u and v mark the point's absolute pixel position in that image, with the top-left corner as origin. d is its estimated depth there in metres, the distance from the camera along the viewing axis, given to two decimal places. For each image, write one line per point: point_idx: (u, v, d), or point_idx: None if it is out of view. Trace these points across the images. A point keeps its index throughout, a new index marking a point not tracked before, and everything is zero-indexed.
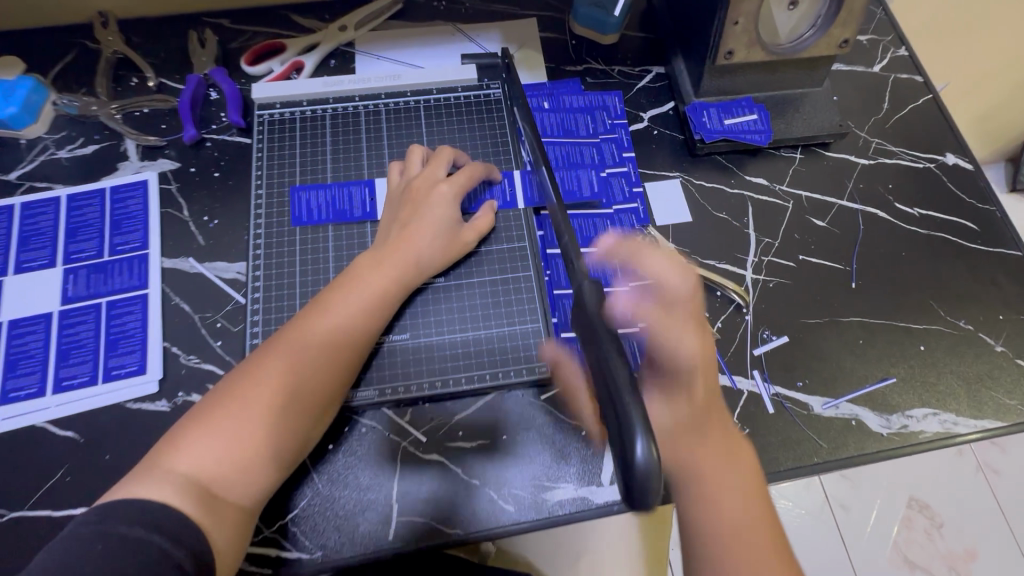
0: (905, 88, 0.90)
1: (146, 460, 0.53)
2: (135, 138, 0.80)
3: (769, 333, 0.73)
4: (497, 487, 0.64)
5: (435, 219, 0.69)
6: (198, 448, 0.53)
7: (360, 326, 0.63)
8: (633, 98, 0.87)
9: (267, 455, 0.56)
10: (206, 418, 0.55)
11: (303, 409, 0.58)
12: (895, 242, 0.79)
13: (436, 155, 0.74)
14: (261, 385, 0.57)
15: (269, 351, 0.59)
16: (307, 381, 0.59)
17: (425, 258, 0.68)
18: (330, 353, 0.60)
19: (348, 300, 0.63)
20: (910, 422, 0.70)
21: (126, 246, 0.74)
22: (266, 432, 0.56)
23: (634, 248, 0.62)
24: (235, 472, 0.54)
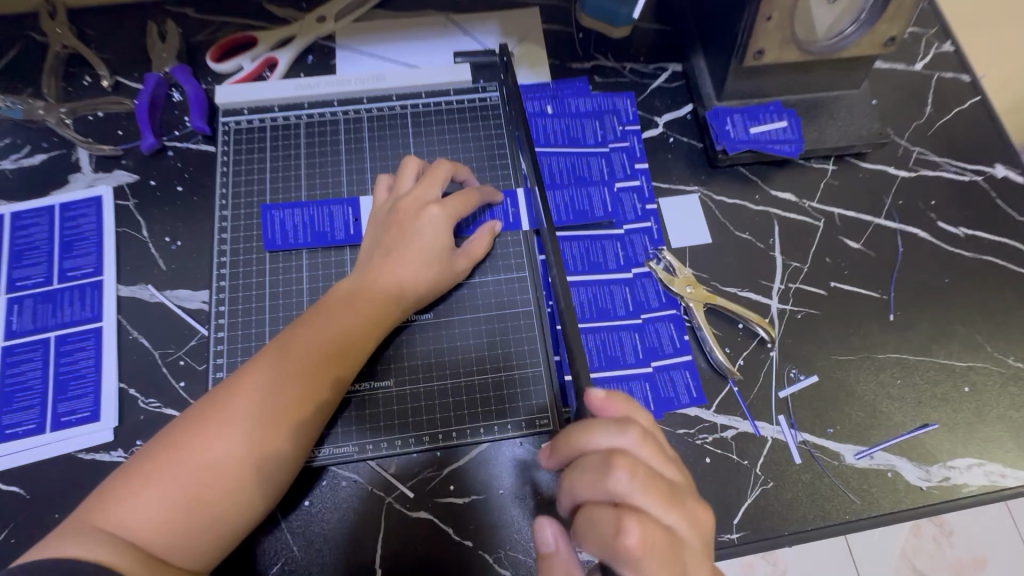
0: (951, 89, 0.80)
1: (80, 514, 0.45)
2: (88, 146, 0.71)
3: (796, 372, 0.66)
4: (492, 549, 0.58)
5: (427, 243, 0.60)
6: (141, 502, 0.45)
7: (340, 362, 0.55)
8: (646, 100, 0.78)
9: (220, 513, 0.48)
10: (152, 466, 0.47)
11: (268, 460, 0.50)
12: (937, 267, 0.71)
13: (432, 170, 0.64)
14: (219, 430, 0.49)
15: (232, 389, 0.51)
16: (274, 428, 0.50)
17: (412, 284, 0.60)
18: (303, 394, 0.52)
19: (326, 332, 0.55)
20: (952, 473, 0.63)
21: (78, 271, 0.66)
22: (221, 487, 0.47)
23: (624, 401, 0.48)
24: (179, 533, 0.46)
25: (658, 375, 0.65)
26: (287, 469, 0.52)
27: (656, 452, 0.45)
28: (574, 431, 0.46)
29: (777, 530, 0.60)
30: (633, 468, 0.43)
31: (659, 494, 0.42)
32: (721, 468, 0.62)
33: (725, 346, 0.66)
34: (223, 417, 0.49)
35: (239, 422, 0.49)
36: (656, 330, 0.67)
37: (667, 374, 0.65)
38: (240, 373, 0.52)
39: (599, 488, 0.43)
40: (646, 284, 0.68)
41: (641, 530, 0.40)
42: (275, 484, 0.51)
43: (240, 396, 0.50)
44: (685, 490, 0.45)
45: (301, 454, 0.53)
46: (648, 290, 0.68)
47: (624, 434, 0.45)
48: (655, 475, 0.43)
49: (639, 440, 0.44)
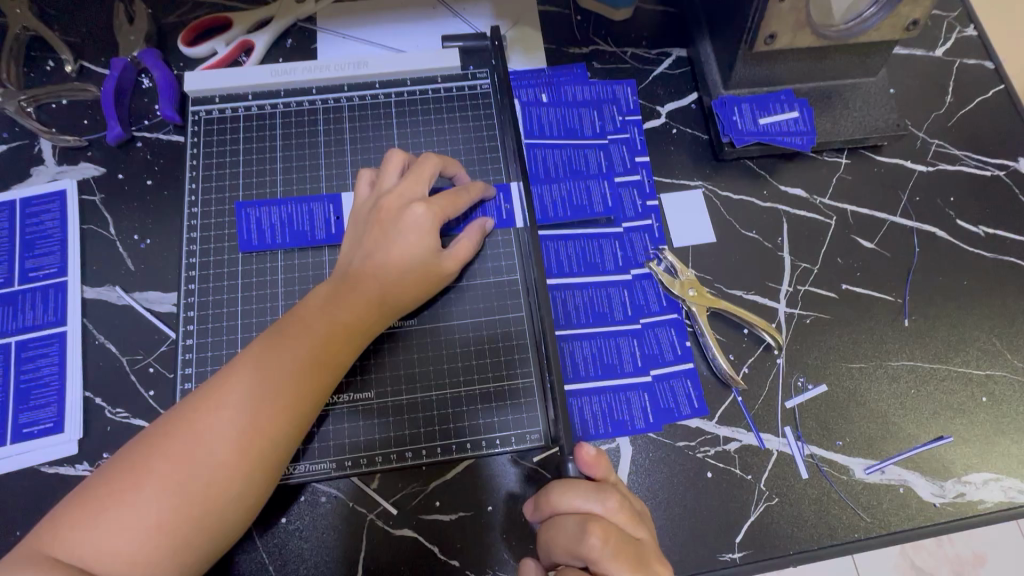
0: (973, 77, 0.75)
1: (36, 540, 0.42)
2: (50, 137, 0.66)
3: (804, 381, 0.62)
4: (480, 569, 0.55)
5: (411, 244, 0.56)
6: (100, 529, 0.42)
7: (317, 373, 0.50)
8: (648, 88, 0.73)
9: (185, 540, 0.44)
10: (110, 489, 0.43)
11: (237, 482, 0.46)
12: (956, 269, 0.67)
13: (418, 165, 0.59)
14: (183, 450, 0.45)
15: (199, 403, 0.47)
16: (244, 446, 0.46)
17: (396, 288, 0.55)
18: (275, 409, 0.48)
19: (302, 340, 0.51)
20: (968, 489, 0.59)
21: (40, 272, 0.62)
22: (185, 512, 0.44)
23: (606, 462, 0.47)
24: (139, 564, 0.42)
25: (658, 384, 0.61)
26: (259, 490, 0.47)
27: (631, 516, 0.44)
28: (552, 490, 0.46)
29: (782, 549, 0.57)
30: (606, 533, 0.42)
31: (628, 558, 0.42)
32: (723, 484, 0.58)
33: (728, 353, 0.62)
34: (188, 435, 0.45)
35: (205, 441, 0.45)
36: (655, 336, 0.63)
37: (667, 383, 0.61)
38: (208, 386, 0.48)
39: (572, 551, 0.43)
40: (646, 287, 0.64)
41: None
42: (247, 506, 0.47)
43: (207, 411, 0.46)
44: (652, 552, 0.43)
45: (275, 473, 0.48)
46: (648, 294, 0.64)
47: (600, 501, 0.44)
48: (627, 540, 0.43)
49: (617, 506, 0.44)
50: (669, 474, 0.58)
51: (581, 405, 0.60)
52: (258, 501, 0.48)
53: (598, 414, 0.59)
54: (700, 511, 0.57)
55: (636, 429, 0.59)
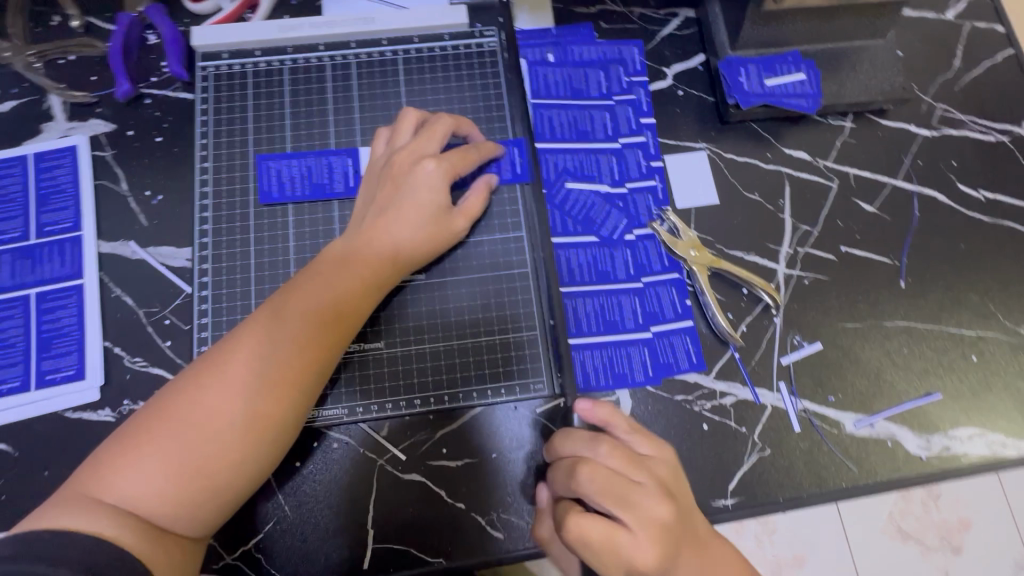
0: (983, 41, 0.75)
1: (75, 483, 0.44)
2: (60, 93, 0.67)
3: (800, 339, 0.64)
4: (484, 511, 0.58)
5: (422, 201, 0.57)
6: (133, 470, 0.44)
7: (337, 327, 0.52)
8: (655, 49, 0.72)
9: (221, 482, 0.46)
10: (145, 436, 0.45)
11: (267, 429, 0.48)
12: (954, 232, 0.68)
13: (432, 123, 0.60)
14: (212, 397, 0.46)
15: (227, 355, 0.48)
16: (273, 395, 0.48)
17: (409, 245, 0.57)
18: (301, 360, 0.50)
19: (324, 297, 0.52)
20: (953, 443, 0.62)
21: (56, 226, 0.63)
22: (220, 455, 0.46)
23: (607, 411, 0.51)
24: (176, 500, 0.44)
25: (658, 340, 0.63)
26: (286, 437, 0.49)
27: (626, 460, 0.47)
28: (556, 439, 0.52)
29: (772, 497, 0.59)
30: (588, 474, 0.46)
31: (612, 497, 0.45)
32: (717, 435, 0.61)
33: (727, 311, 0.64)
34: (215, 384, 0.47)
35: (236, 390, 0.47)
36: (656, 295, 0.64)
37: (667, 339, 0.63)
38: (233, 339, 0.50)
39: (566, 490, 0.48)
40: (649, 247, 0.66)
41: (581, 526, 0.45)
42: (276, 452, 0.49)
43: (236, 362, 0.48)
44: (649, 495, 0.45)
45: (301, 421, 0.51)
46: (651, 253, 0.65)
47: (593, 447, 0.48)
48: (617, 481, 0.45)
49: (606, 450, 0.47)
50: (666, 426, 0.60)
51: (583, 358, 0.62)
52: (284, 448, 0.50)
53: (599, 367, 0.62)
54: (695, 461, 0.60)
55: (636, 381, 0.61)
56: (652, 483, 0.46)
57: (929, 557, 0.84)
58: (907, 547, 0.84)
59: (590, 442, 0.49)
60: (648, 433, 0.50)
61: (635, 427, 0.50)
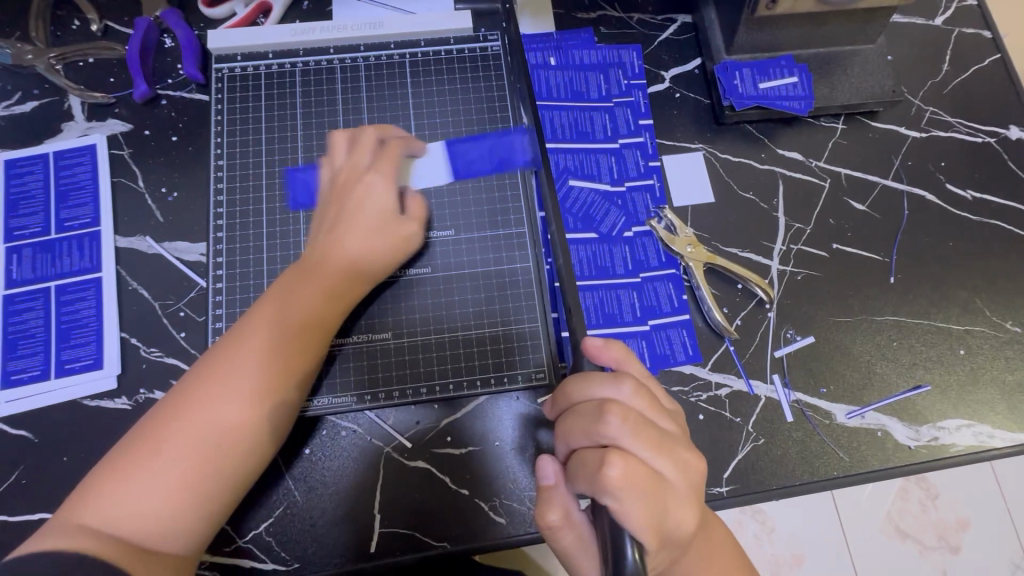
0: (971, 46, 0.77)
1: (64, 511, 0.46)
2: (79, 94, 0.69)
3: (793, 333, 0.66)
4: (488, 497, 0.60)
5: (365, 212, 0.59)
6: (119, 496, 0.46)
7: (303, 341, 0.54)
8: (653, 53, 0.75)
9: (201, 497, 0.48)
10: (126, 465, 0.47)
11: (241, 442, 0.50)
12: (942, 230, 0.70)
13: (361, 137, 0.62)
14: (188, 421, 0.48)
15: (198, 377, 0.50)
16: (245, 410, 0.50)
17: (376, 259, 0.59)
18: (269, 374, 0.52)
19: (286, 316, 0.54)
20: (942, 434, 0.64)
21: (75, 221, 0.66)
22: (197, 472, 0.48)
23: (619, 350, 0.51)
24: (165, 519, 0.46)
25: (655, 333, 0.65)
26: (265, 449, 0.52)
27: (652, 405, 0.47)
28: (571, 382, 0.49)
29: (766, 484, 0.61)
30: (624, 414, 0.45)
31: (650, 440, 0.45)
32: (713, 425, 0.63)
33: (723, 306, 0.66)
34: (191, 408, 0.49)
35: (209, 409, 0.49)
36: (654, 290, 0.66)
37: (664, 333, 0.65)
38: (203, 361, 0.52)
39: (592, 432, 0.45)
40: (646, 243, 0.68)
41: (627, 465, 0.43)
42: (254, 463, 0.51)
43: (209, 384, 0.50)
44: (677, 442, 0.47)
45: (278, 432, 0.53)
46: (649, 249, 0.68)
47: (620, 387, 0.47)
48: (648, 425, 0.46)
49: (633, 392, 0.47)
50: None
51: None
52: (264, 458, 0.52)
53: None
54: None
55: None
56: (675, 432, 0.48)
57: (927, 556, 0.86)
58: (905, 547, 0.86)
59: (613, 383, 0.47)
60: (651, 382, 0.52)
61: (641, 374, 0.51)
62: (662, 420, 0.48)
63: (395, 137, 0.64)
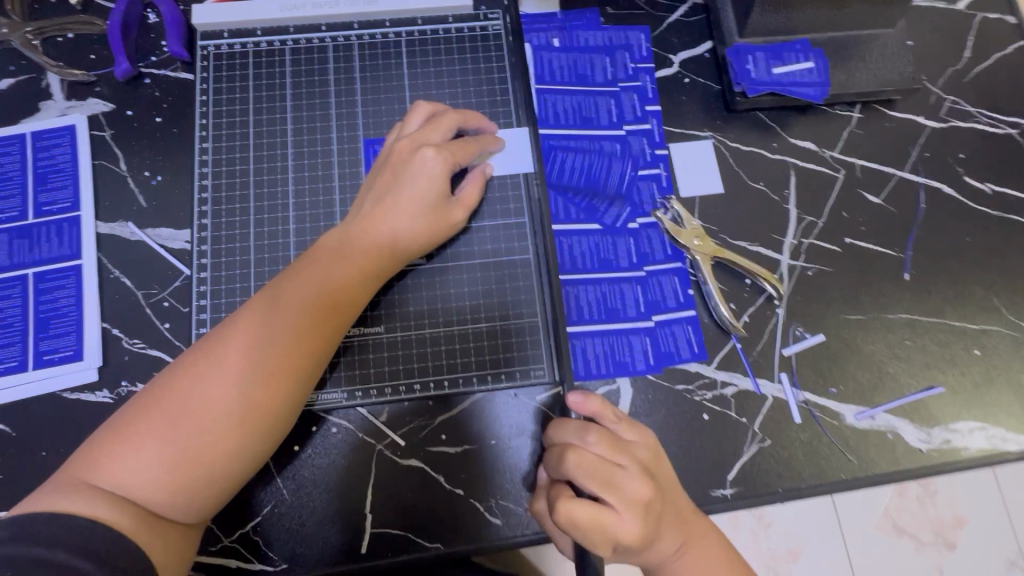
0: (994, 32, 0.74)
1: (71, 467, 0.44)
2: (58, 71, 0.66)
3: (802, 331, 0.63)
4: (482, 497, 0.58)
5: (423, 190, 0.56)
6: (130, 458, 0.43)
7: (332, 318, 0.52)
8: (662, 36, 0.71)
9: (215, 472, 0.46)
10: (142, 423, 0.45)
11: (263, 418, 0.47)
12: (959, 225, 0.67)
13: (440, 116, 0.60)
14: (211, 385, 0.46)
15: (224, 344, 0.48)
16: (271, 385, 0.48)
17: (409, 234, 0.56)
18: (298, 350, 0.49)
19: (320, 284, 0.52)
20: (954, 437, 0.62)
21: (54, 205, 0.63)
22: (213, 446, 0.45)
23: (597, 400, 0.51)
24: (176, 487, 0.44)
25: (660, 329, 0.62)
26: (284, 424, 0.50)
27: (612, 446, 0.47)
28: (549, 427, 0.52)
29: (771, 487, 0.59)
30: (576, 458, 0.46)
31: (597, 479, 0.45)
32: (718, 425, 0.60)
33: (730, 302, 0.64)
34: (214, 371, 0.46)
35: (232, 380, 0.46)
36: (659, 284, 0.64)
37: (669, 329, 0.62)
38: (230, 325, 0.49)
39: (556, 474, 0.48)
40: (652, 235, 0.65)
41: (571, 506, 0.45)
42: (271, 440, 0.49)
43: (232, 352, 0.47)
44: (633, 476, 0.46)
45: (297, 408, 0.50)
46: (654, 241, 0.65)
47: (583, 433, 0.49)
48: (604, 466, 0.46)
49: (595, 437, 0.48)
50: (667, 415, 0.60)
51: (585, 346, 0.61)
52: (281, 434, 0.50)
53: (600, 355, 0.61)
54: (694, 451, 0.59)
55: (636, 370, 0.61)
56: (636, 466, 0.47)
57: (923, 552, 0.84)
58: (902, 542, 0.84)
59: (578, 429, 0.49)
60: (631, 421, 0.52)
61: (616, 416, 0.51)
62: (627, 458, 0.47)
63: (477, 128, 0.62)
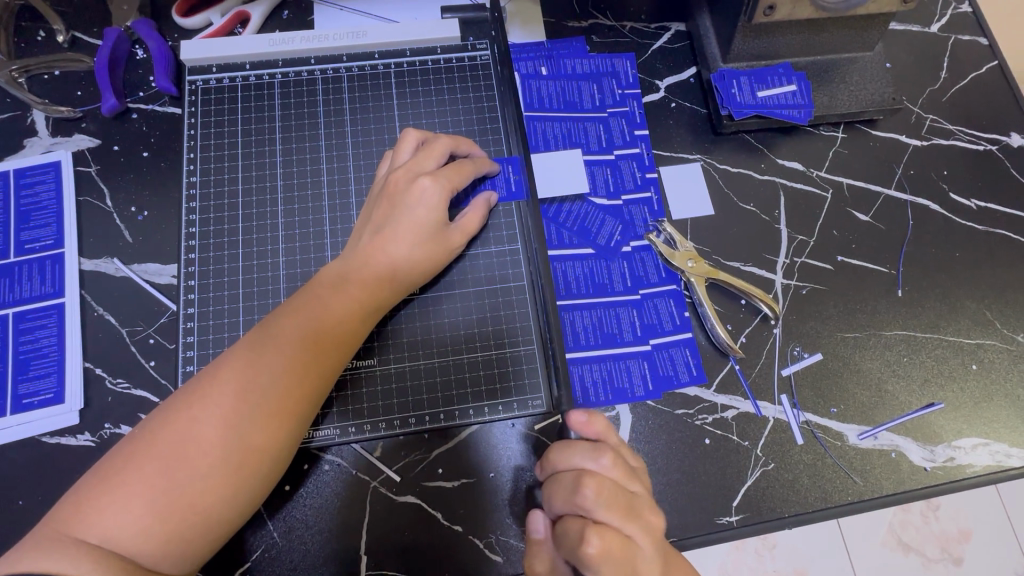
0: (967, 53, 0.76)
1: (54, 520, 0.41)
2: (43, 108, 0.65)
3: (800, 350, 0.63)
4: (482, 534, 0.56)
5: (422, 219, 0.56)
6: (121, 506, 0.42)
7: (330, 353, 0.51)
8: (647, 62, 0.73)
9: (208, 518, 0.44)
10: (134, 469, 0.43)
11: (261, 460, 0.46)
12: (949, 241, 0.68)
13: (431, 144, 0.59)
14: (208, 426, 0.45)
15: (219, 382, 0.46)
16: (269, 426, 0.47)
17: (409, 264, 0.56)
18: (297, 389, 0.48)
19: (320, 319, 0.51)
20: (958, 454, 0.61)
21: (36, 243, 0.61)
22: (207, 491, 0.44)
23: (602, 422, 0.48)
24: (171, 536, 0.42)
25: (657, 353, 0.62)
26: (280, 466, 0.48)
27: (627, 472, 0.45)
28: (552, 450, 0.47)
29: (777, 513, 0.58)
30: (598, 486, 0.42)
31: (620, 506, 0.43)
32: (721, 450, 0.59)
33: (726, 323, 0.63)
34: (211, 412, 0.45)
35: (229, 422, 0.45)
36: (655, 307, 0.63)
37: (667, 352, 0.62)
38: (225, 362, 0.48)
39: (571, 503, 0.43)
40: (645, 258, 0.65)
41: (601, 538, 0.41)
42: (267, 484, 0.48)
43: (229, 391, 0.46)
44: (646, 503, 0.45)
45: (294, 448, 0.49)
46: (648, 264, 0.65)
47: (598, 457, 0.45)
48: (624, 493, 0.44)
49: (611, 462, 0.45)
50: (668, 441, 0.59)
51: (582, 372, 0.60)
52: (277, 476, 0.49)
53: (598, 381, 0.60)
54: (698, 478, 0.58)
55: (636, 396, 0.60)
56: (646, 494, 0.45)
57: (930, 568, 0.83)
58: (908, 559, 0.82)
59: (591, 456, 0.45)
60: (625, 448, 0.50)
61: (619, 443, 0.50)
62: (637, 486, 0.45)
63: (468, 154, 0.62)
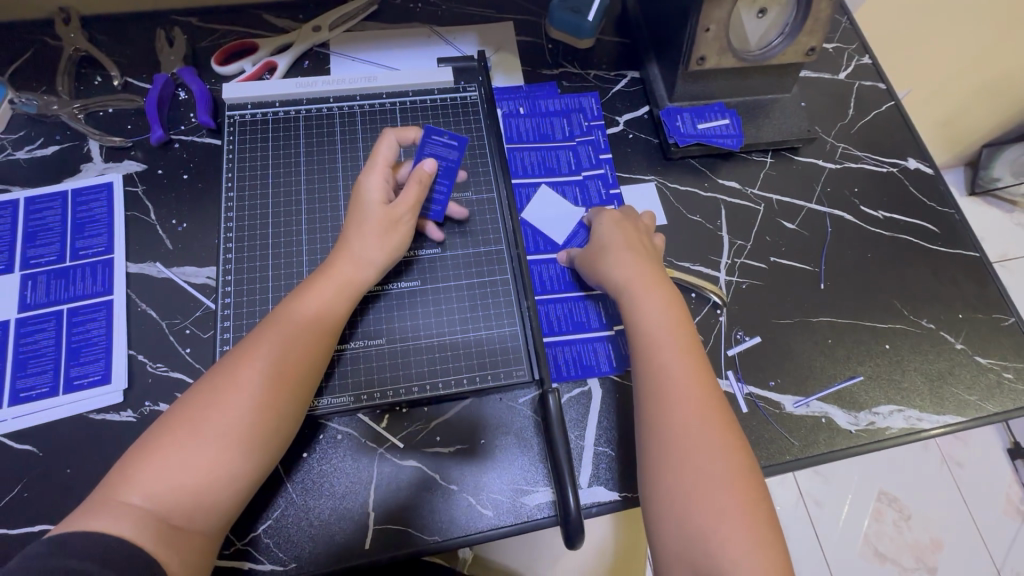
0: (870, 95, 0.93)
1: (104, 487, 0.49)
2: (99, 138, 0.77)
3: (742, 334, 0.75)
4: (473, 492, 0.64)
5: (366, 202, 0.67)
6: (157, 470, 0.50)
7: (319, 329, 0.60)
8: (609, 102, 0.88)
9: (229, 475, 0.52)
10: (167, 440, 0.51)
11: (268, 423, 0.54)
12: (861, 244, 0.82)
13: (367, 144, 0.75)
14: (223, 397, 0.53)
15: (233, 362, 0.56)
16: (272, 391, 0.55)
17: (369, 247, 0.65)
18: (293, 359, 0.57)
19: (311, 303, 0.61)
20: (877, 418, 0.72)
21: (89, 250, 0.72)
22: (226, 450, 0.52)
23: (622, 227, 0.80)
24: (200, 492, 0.50)
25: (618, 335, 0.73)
26: (286, 432, 0.57)
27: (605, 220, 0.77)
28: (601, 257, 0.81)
29: None
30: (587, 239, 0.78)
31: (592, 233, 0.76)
32: None
33: None
34: (229, 385, 0.54)
35: (241, 391, 0.54)
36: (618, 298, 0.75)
37: None
38: (238, 348, 0.57)
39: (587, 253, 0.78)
40: None
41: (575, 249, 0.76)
42: (277, 448, 0.56)
43: (242, 367, 0.55)
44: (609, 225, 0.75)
45: (296, 417, 0.58)
46: None
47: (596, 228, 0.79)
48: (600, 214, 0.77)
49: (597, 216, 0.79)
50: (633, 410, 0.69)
51: (555, 353, 0.71)
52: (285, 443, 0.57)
53: (570, 360, 0.71)
54: None
55: (602, 371, 0.70)
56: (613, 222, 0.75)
57: None
58: None
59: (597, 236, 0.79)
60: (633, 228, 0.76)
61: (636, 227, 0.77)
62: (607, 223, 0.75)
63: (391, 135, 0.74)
